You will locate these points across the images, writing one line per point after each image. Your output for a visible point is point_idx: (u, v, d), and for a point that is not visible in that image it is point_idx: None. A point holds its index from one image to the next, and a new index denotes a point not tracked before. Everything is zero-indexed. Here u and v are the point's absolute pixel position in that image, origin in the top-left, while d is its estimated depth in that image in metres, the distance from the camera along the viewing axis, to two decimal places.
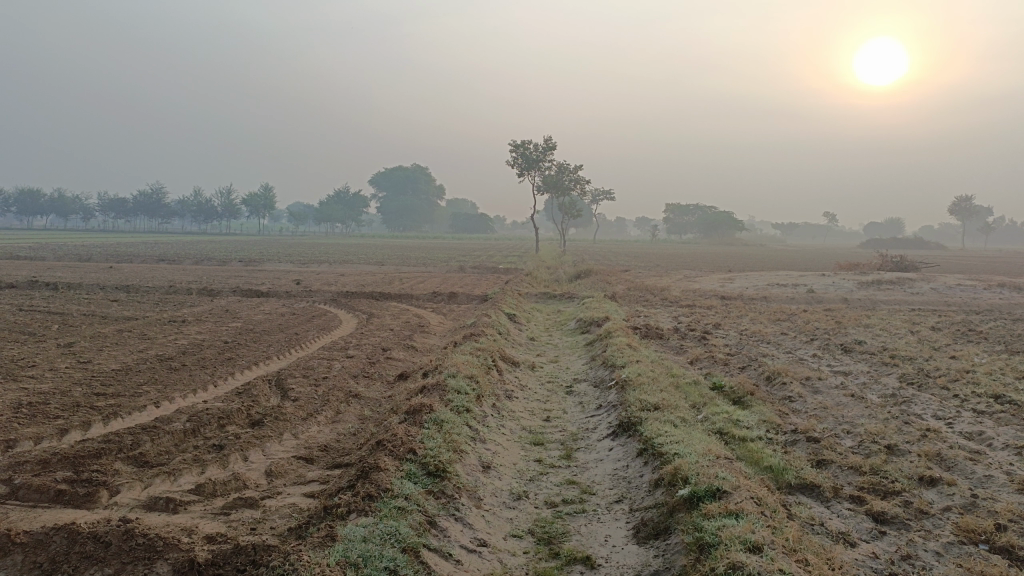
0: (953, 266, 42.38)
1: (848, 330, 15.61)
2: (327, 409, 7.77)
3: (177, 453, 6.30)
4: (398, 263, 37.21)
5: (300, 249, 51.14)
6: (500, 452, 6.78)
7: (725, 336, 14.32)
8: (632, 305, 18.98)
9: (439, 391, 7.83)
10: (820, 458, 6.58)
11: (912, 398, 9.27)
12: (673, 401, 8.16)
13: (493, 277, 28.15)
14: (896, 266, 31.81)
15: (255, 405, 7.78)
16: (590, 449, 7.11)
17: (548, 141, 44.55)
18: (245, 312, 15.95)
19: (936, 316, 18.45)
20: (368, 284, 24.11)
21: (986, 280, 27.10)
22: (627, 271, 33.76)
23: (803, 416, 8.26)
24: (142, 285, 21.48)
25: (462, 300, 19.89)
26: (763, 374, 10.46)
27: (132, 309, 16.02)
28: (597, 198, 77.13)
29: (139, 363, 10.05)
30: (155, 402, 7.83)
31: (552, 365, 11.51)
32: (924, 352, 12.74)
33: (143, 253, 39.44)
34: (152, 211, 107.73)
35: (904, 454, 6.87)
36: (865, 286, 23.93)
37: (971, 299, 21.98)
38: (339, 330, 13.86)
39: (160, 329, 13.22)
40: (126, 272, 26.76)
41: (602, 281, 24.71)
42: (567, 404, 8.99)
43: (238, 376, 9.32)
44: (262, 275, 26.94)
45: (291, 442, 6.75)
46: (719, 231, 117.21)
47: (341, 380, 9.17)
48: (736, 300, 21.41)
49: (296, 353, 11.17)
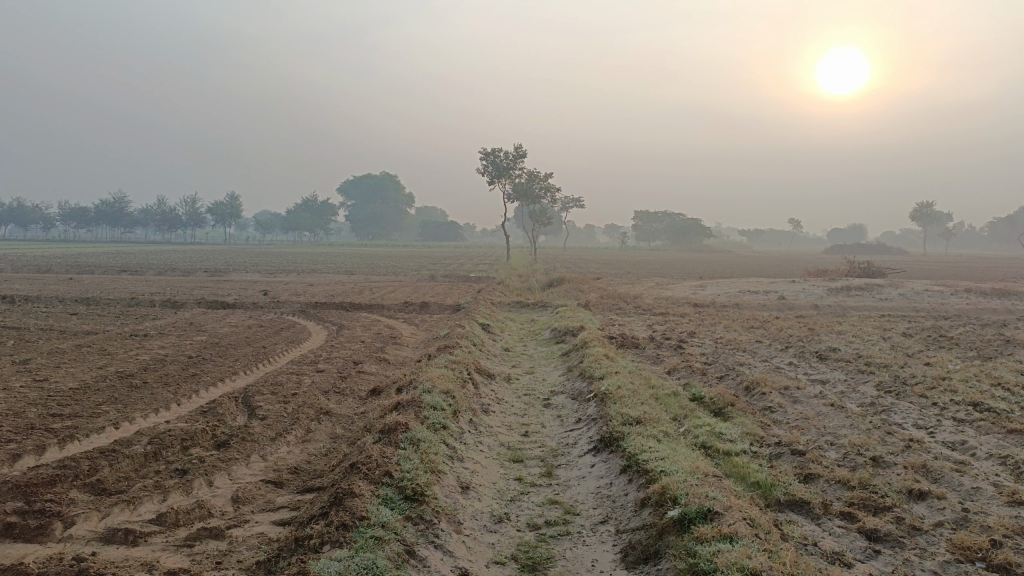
0: (917, 271, 42.93)
1: (822, 337, 15.61)
2: (297, 428, 7.46)
3: (137, 479, 5.96)
4: (368, 273, 36.75)
5: (268, 258, 50.33)
6: (478, 471, 6.53)
7: (700, 345, 14.23)
8: (605, 313, 18.84)
9: (414, 407, 7.56)
10: (807, 472, 6.42)
11: (892, 407, 9.19)
12: (654, 414, 7.97)
13: (464, 286, 27.89)
14: (863, 271, 32.15)
15: (220, 425, 7.44)
16: (572, 465, 6.88)
17: (518, 149, 44.41)
18: (210, 325, 15.49)
19: (906, 322, 18.56)
20: (338, 294, 23.68)
21: (952, 285, 27.45)
22: (598, 278, 33.68)
23: (785, 428, 8.12)
24: (103, 297, 20.84)
25: (434, 309, 19.58)
26: (741, 384, 10.32)
27: (92, 322, 15.47)
28: (567, 204, 77.24)
29: (98, 381, 9.62)
30: (115, 423, 7.45)
31: (528, 376, 11.27)
32: (899, 360, 12.73)
33: (105, 264, 38.47)
34: (114, 220, 105.63)
35: (890, 467, 6.74)
36: (835, 293, 24.07)
37: (938, 304, 22.20)
38: (308, 343, 13.49)
39: (121, 344, 12.72)
40: (87, 284, 26.00)
41: (575, 290, 24.56)
42: (545, 418, 8.76)
43: (203, 394, 8.95)
44: (229, 286, 26.35)
45: (260, 465, 6.44)
46: (687, 237, 118.19)
47: (311, 396, 8.84)
48: (708, 308, 21.39)
49: (264, 368, 10.80)
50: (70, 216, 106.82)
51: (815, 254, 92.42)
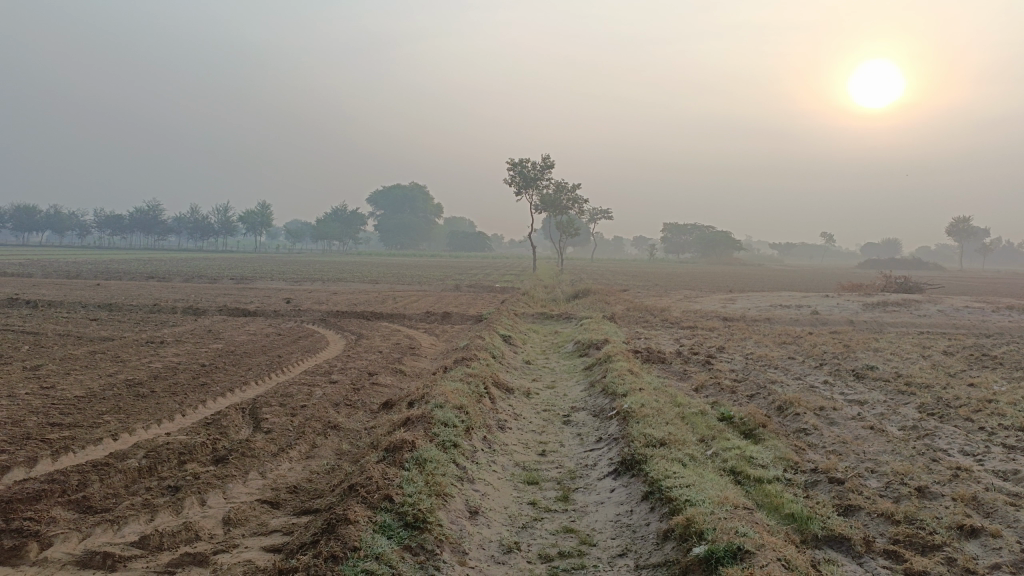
0: (954, 287, 41.82)
1: (858, 354, 14.95)
2: (301, 443, 7.09)
3: (126, 497, 5.61)
4: (392, 281, 36.58)
5: (296, 266, 50.59)
6: (490, 494, 6.10)
7: (729, 361, 13.68)
8: (631, 326, 18.35)
9: (424, 423, 7.16)
10: (846, 504, 5.89)
11: (936, 431, 8.59)
12: (680, 435, 7.48)
13: (489, 296, 27.55)
14: (900, 286, 31.24)
15: (222, 439, 7.10)
16: (590, 489, 6.42)
17: (545, 160, 44.11)
18: (228, 332, 15.26)
19: (947, 340, 17.79)
20: (360, 302, 23.47)
21: (993, 302, 26.53)
22: (626, 290, 33.16)
23: (820, 453, 7.58)
24: (125, 303, 20.76)
25: (456, 320, 19.21)
26: (773, 403, 9.77)
27: (110, 328, 15.33)
28: (595, 215, 76.87)
29: (105, 389, 9.34)
30: (114, 435, 7.13)
31: (549, 391, 10.81)
32: (941, 379, 12.06)
33: (134, 270, 38.84)
34: (147, 228, 106.88)
35: (937, 498, 6.18)
36: (871, 308, 23.30)
37: (979, 321, 21.36)
38: (325, 353, 13.17)
39: (135, 351, 12.49)
40: (113, 289, 26.03)
41: (601, 301, 24.07)
42: (564, 437, 8.29)
43: (209, 405, 8.62)
44: (253, 293, 26.26)
45: (257, 483, 6.06)
46: (717, 250, 116.95)
47: (320, 409, 8.48)
48: (738, 322, 20.78)
49: (276, 378, 10.48)
50: (106, 223, 108.76)
51: (848, 269, 90.83)
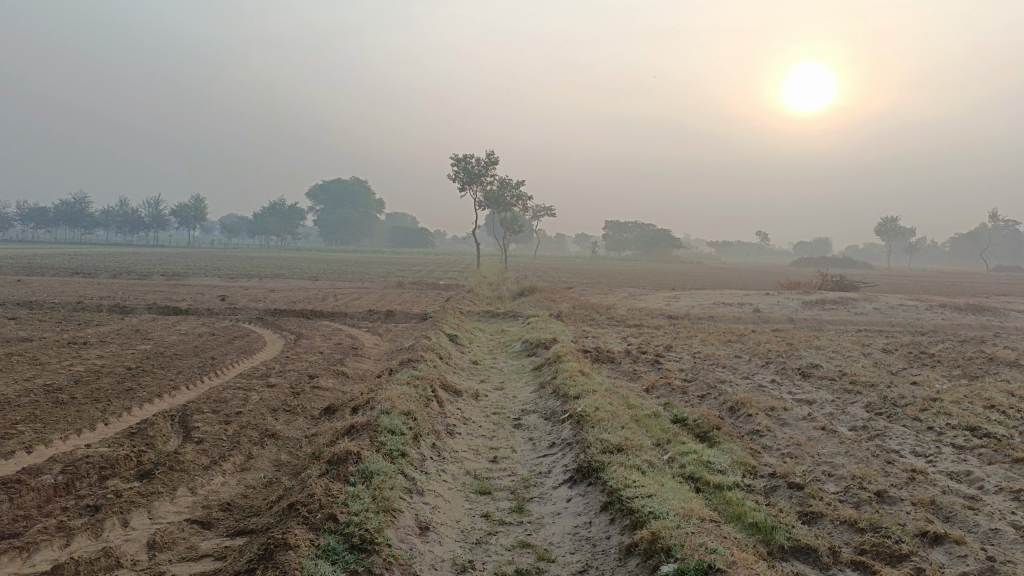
0: (886, 286, 43.09)
1: (802, 352, 15.06)
2: (236, 455, 6.62)
3: (39, 518, 5.05)
4: (333, 278, 35.76)
5: (232, 262, 49.09)
6: (441, 507, 5.75)
7: (677, 360, 13.59)
8: (578, 325, 18.17)
9: (370, 431, 6.76)
10: (808, 511, 5.73)
11: (886, 431, 8.57)
12: (636, 440, 7.25)
13: (432, 294, 27.15)
14: (836, 284, 31.92)
15: (148, 452, 6.56)
16: (546, 499, 6.12)
17: (489, 156, 43.76)
18: (157, 332, 14.48)
19: (885, 337, 18.12)
20: (299, 300, 22.77)
21: (925, 300, 27.27)
22: (570, 288, 33.12)
23: (776, 456, 7.44)
24: (47, 301, 19.64)
25: (400, 319, 18.72)
26: (725, 404, 9.63)
27: (29, 328, 14.38)
28: (538, 213, 76.84)
29: (20, 395, 8.63)
30: (27, 448, 6.52)
31: (498, 393, 10.49)
32: (885, 378, 12.16)
33: (58, 266, 37.08)
34: (73, 220, 102.59)
35: (897, 503, 6.07)
36: (810, 306, 23.66)
37: (914, 319, 21.87)
38: (262, 354, 12.59)
39: (56, 353, 11.69)
40: (36, 286, 24.69)
41: (546, 299, 23.88)
42: (515, 442, 7.98)
43: (135, 413, 8.02)
44: (185, 290, 25.25)
45: (187, 501, 5.58)
46: (657, 248, 118.66)
47: (257, 416, 7.98)
48: (683, 320, 20.83)
49: (210, 382, 9.89)
50: (30, 215, 104.13)
51: (783, 266, 92.90)
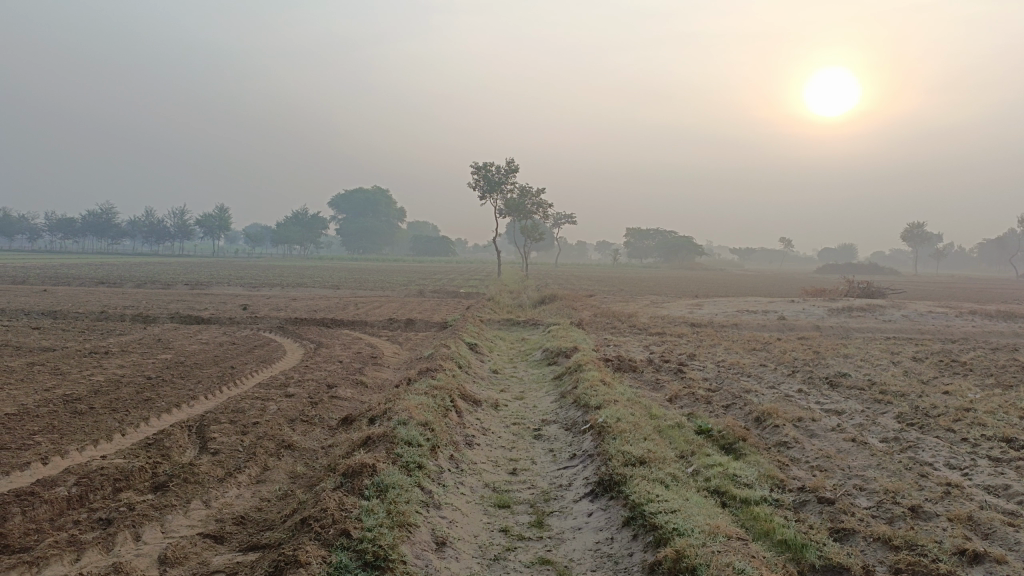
0: (915, 292, 42.30)
1: (830, 361, 14.74)
2: (251, 466, 6.52)
3: (50, 532, 4.96)
4: (354, 287, 35.82)
5: (255, 272, 49.37)
6: (459, 521, 5.60)
7: (701, 369, 13.34)
8: (599, 333, 17.96)
9: (386, 443, 6.63)
10: (839, 527, 5.51)
11: (919, 443, 8.30)
12: (659, 452, 7.06)
13: (453, 302, 27.07)
14: (863, 291, 31.41)
15: (163, 463, 6.49)
16: (566, 513, 5.95)
17: (510, 164, 43.65)
18: (178, 342, 14.49)
19: (914, 345, 17.70)
20: (320, 309, 22.77)
21: (955, 307, 26.72)
22: (592, 296, 32.92)
23: (805, 469, 7.20)
24: (71, 311, 19.78)
25: (421, 327, 18.63)
26: (750, 415, 9.39)
27: (52, 338, 14.45)
28: (559, 220, 76.62)
29: (39, 405, 8.61)
30: (43, 459, 6.46)
31: (518, 403, 10.33)
32: (916, 387, 11.83)
33: (84, 276, 37.49)
34: (100, 231, 103.95)
35: (932, 519, 5.83)
36: (836, 313, 23.26)
37: (944, 327, 21.39)
38: (281, 363, 12.54)
39: (77, 363, 11.71)
40: (62, 296, 24.95)
41: (567, 307, 23.70)
42: (536, 453, 7.82)
43: (153, 423, 7.97)
44: (208, 299, 25.38)
45: (200, 514, 5.48)
46: (679, 255, 117.96)
47: (274, 426, 7.90)
48: (706, 328, 20.54)
49: (228, 392, 9.83)
50: (58, 226, 105.65)
51: (807, 273, 91.95)
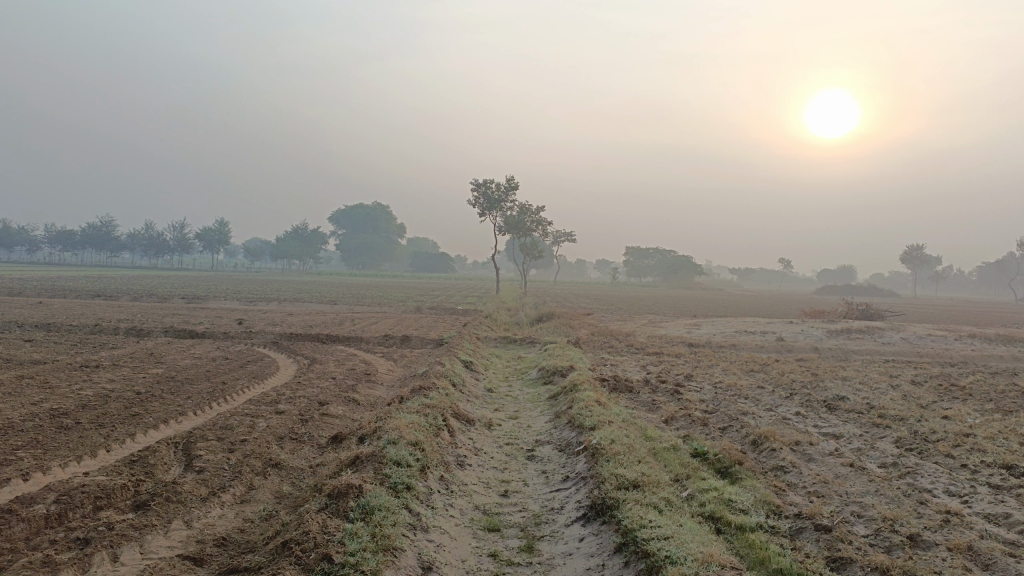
0: (915, 315, 42.20)
1: (828, 383, 14.62)
2: (236, 485, 6.39)
3: (24, 552, 4.82)
4: (352, 302, 35.72)
5: (252, 286, 49.29)
6: (446, 545, 5.46)
7: (698, 390, 13.22)
8: (596, 352, 17.84)
9: (374, 463, 6.50)
10: (836, 556, 5.37)
11: (918, 469, 8.17)
12: (653, 476, 6.93)
13: (450, 319, 26.95)
14: (862, 313, 31.31)
15: (146, 481, 6.35)
16: (557, 538, 5.81)
17: (509, 181, 43.72)
18: (171, 356, 14.36)
19: (913, 369, 17.57)
20: (316, 324, 22.67)
21: (954, 330, 26.62)
22: (590, 314, 32.83)
23: (801, 495, 7.06)
24: (65, 323, 19.66)
25: (416, 344, 18.51)
26: (747, 438, 9.26)
27: (44, 351, 14.32)
28: (559, 238, 76.66)
29: (24, 419, 8.46)
30: (24, 475, 6.33)
31: (513, 423, 10.19)
32: (915, 411, 11.71)
33: (81, 288, 37.36)
34: (99, 243, 103.92)
35: (931, 548, 5.69)
36: (835, 335, 23.15)
37: (943, 350, 21.28)
38: (274, 379, 12.41)
39: (67, 377, 11.58)
40: (58, 308, 24.83)
41: (564, 326, 23.59)
42: (528, 474, 7.69)
43: (139, 439, 7.83)
44: (204, 313, 25.25)
45: (181, 534, 5.35)
46: (678, 274, 117.96)
47: (262, 444, 7.77)
48: (704, 348, 20.44)
49: (218, 408, 9.70)
50: (57, 239, 105.62)
51: (806, 294, 91.98)
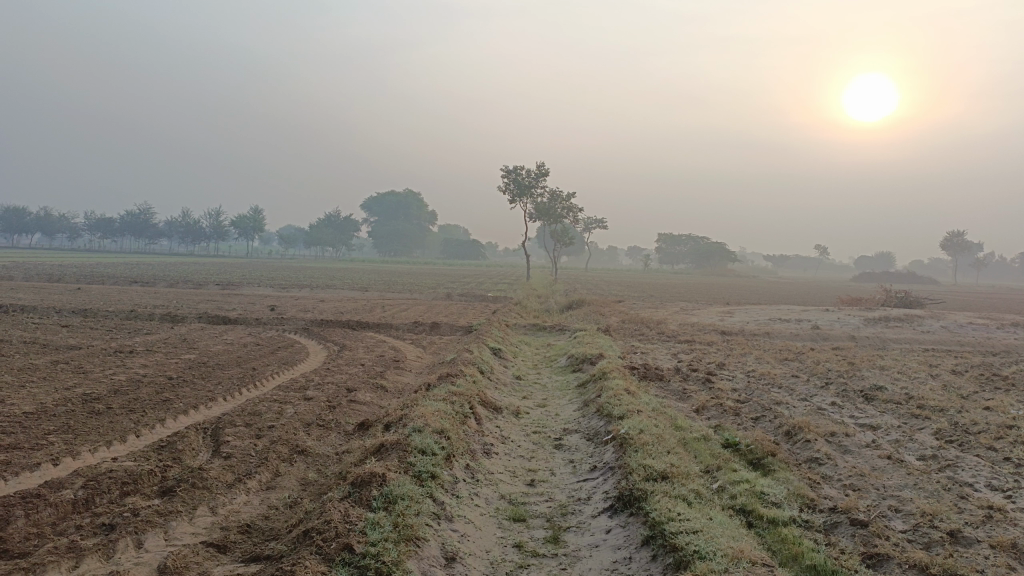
0: (954, 303, 41.28)
1: (864, 373, 14.28)
2: (262, 472, 6.38)
3: (50, 537, 4.83)
4: (382, 289, 35.87)
5: (286, 274, 49.74)
6: (470, 535, 5.39)
7: (730, 379, 13.00)
8: (626, 340, 17.65)
9: (400, 451, 6.45)
10: (873, 552, 5.19)
11: (958, 462, 7.91)
12: (683, 467, 6.78)
13: (480, 306, 26.93)
14: (900, 301, 30.65)
15: (173, 467, 6.37)
16: (583, 529, 5.71)
17: (540, 168, 43.50)
18: (203, 342, 14.49)
19: (953, 358, 17.12)
20: (347, 311, 22.76)
21: (997, 318, 25.92)
22: (621, 301, 32.60)
23: (837, 488, 6.87)
24: (102, 309, 19.96)
25: (446, 331, 18.48)
26: (780, 428, 9.05)
27: (79, 336, 14.52)
28: (590, 225, 76.18)
29: (57, 404, 8.56)
30: (54, 460, 6.37)
31: (541, 411, 10.09)
32: (955, 402, 11.37)
33: (118, 275, 37.98)
34: (137, 230, 105.71)
35: (972, 545, 5.48)
36: (872, 323, 22.66)
37: (985, 339, 20.72)
38: (303, 365, 12.45)
39: (101, 362, 11.71)
40: (96, 294, 25.28)
41: (595, 313, 23.41)
42: (555, 464, 7.58)
43: (168, 425, 7.87)
44: (237, 300, 25.53)
45: (206, 521, 5.34)
46: (711, 261, 116.69)
47: (289, 430, 7.76)
48: (737, 336, 20.14)
49: (247, 394, 9.74)
50: (96, 226, 107.69)
51: (843, 282, 90.40)
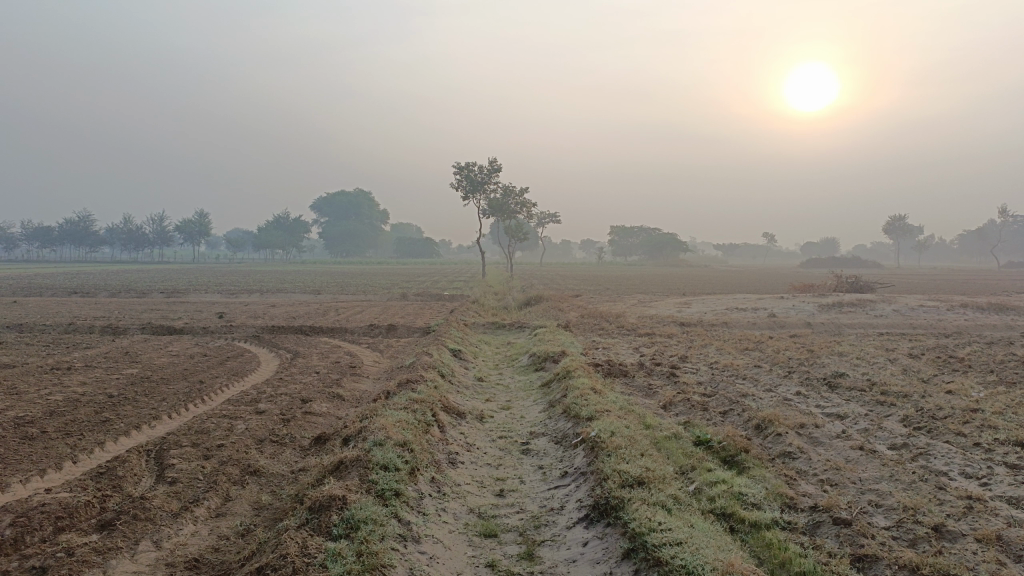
0: (900, 284, 42.10)
1: (824, 360, 14.28)
2: (211, 497, 5.93)
3: None
4: (335, 291, 35.12)
5: (233, 278, 48.50)
6: (440, 557, 5.04)
7: (694, 372, 12.84)
8: (587, 335, 17.41)
9: (359, 469, 6.05)
10: (861, 553, 4.98)
11: (930, 450, 7.80)
12: (658, 470, 6.53)
13: (436, 305, 26.49)
14: (852, 286, 31.07)
15: (113, 496, 5.88)
16: (559, 542, 5.41)
17: (492, 164, 43.13)
18: (147, 355, 13.79)
19: (908, 341, 17.28)
20: (299, 315, 22.13)
21: (945, 299, 26.44)
22: (578, 296, 32.45)
23: (814, 484, 6.69)
24: (38, 323, 18.96)
25: (402, 333, 17.98)
26: (750, 423, 8.86)
27: (13, 353, 13.71)
28: (543, 219, 76.17)
29: None
30: None
31: (505, 414, 9.75)
32: (918, 387, 11.36)
33: (54, 285, 36.42)
34: (77, 238, 102.18)
35: (958, 540, 5.31)
36: (826, 309, 22.85)
37: (936, 321, 21.03)
38: (254, 376, 11.90)
39: (35, 381, 11.00)
40: (32, 307, 24.12)
41: (553, 308, 23.18)
42: (524, 471, 7.27)
43: (108, 449, 7.33)
44: (183, 308, 24.64)
45: (150, 556, 4.89)
46: (663, 251, 117.70)
47: (240, 449, 7.30)
48: (696, 327, 20.12)
49: (194, 411, 9.19)
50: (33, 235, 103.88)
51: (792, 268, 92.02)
